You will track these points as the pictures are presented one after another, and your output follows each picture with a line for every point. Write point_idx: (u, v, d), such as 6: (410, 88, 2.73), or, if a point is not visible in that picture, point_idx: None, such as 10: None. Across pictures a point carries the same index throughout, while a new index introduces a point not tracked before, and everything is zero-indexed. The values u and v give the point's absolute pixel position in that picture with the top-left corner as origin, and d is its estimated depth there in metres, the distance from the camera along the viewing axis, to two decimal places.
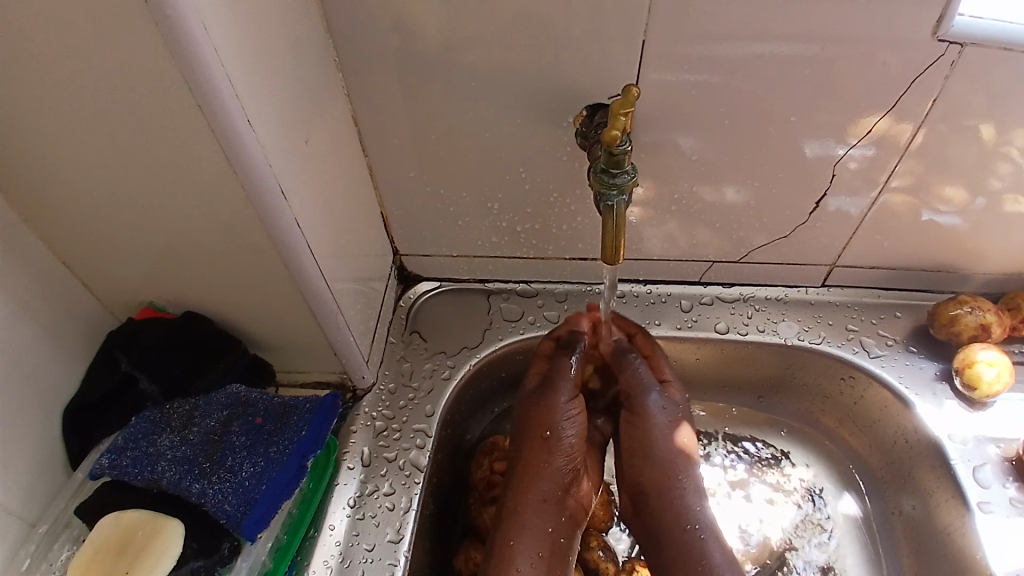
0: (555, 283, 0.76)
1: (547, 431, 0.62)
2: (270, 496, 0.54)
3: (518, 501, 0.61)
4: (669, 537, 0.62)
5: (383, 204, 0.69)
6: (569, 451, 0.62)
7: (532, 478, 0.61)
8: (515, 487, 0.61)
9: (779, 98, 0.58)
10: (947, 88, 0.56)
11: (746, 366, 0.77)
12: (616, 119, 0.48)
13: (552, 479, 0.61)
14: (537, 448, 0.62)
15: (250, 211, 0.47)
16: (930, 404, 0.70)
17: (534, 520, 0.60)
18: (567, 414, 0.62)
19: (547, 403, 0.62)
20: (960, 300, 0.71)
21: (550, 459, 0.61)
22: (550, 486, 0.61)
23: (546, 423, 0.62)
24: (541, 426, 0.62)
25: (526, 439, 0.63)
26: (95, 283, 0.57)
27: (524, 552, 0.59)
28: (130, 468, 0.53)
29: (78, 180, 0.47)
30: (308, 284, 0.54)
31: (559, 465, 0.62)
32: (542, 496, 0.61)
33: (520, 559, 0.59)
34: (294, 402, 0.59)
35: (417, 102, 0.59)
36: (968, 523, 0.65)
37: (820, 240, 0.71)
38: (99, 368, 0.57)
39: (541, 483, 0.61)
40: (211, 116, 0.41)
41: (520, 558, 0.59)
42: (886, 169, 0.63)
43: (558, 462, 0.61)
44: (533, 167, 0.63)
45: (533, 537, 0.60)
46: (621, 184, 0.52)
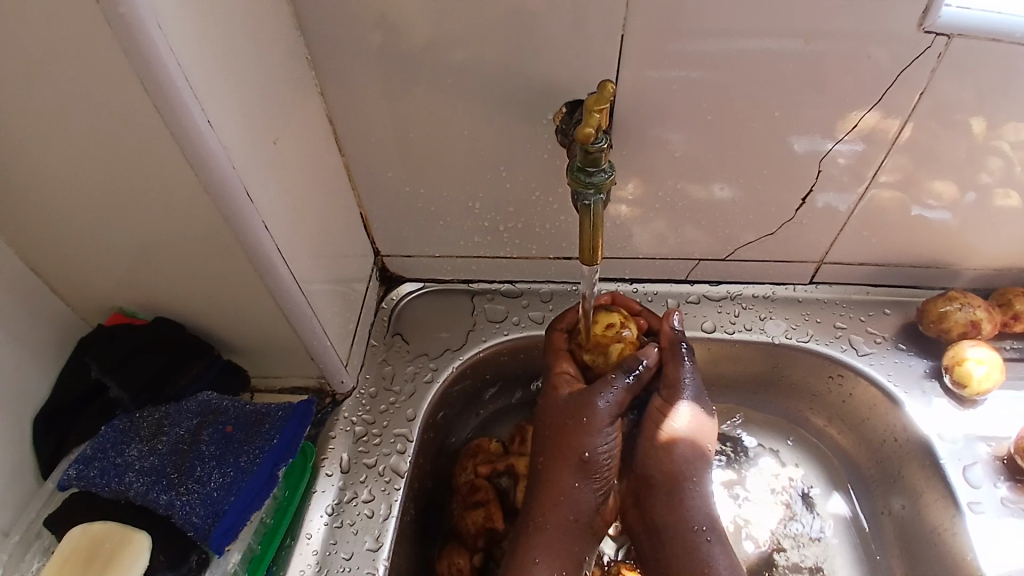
0: (540, 283, 0.75)
1: (580, 450, 0.60)
2: (240, 506, 0.53)
3: (543, 520, 0.60)
4: (678, 546, 0.60)
5: (363, 204, 0.67)
6: (600, 472, 0.61)
7: (560, 499, 0.60)
8: (541, 507, 0.60)
9: (764, 92, 0.56)
10: (934, 81, 0.55)
11: (734, 365, 0.76)
12: (590, 115, 0.47)
13: (580, 500, 0.60)
14: (567, 469, 0.60)
15: (216, 214, 0.46)
16: (919, 403, 0.69)
17: (556, 539, 0.59)
18: (605, 437, 0.60)
19: (581, 422, 0.60)
20: (949, 296, 0.70)
21: (580, 482, 0.60)
22: (579, 506, 0.60)
23: (582, 444, 0.60)
24: (577, 446, 0.60)
25: (557, 458, 0.61)
26: (63, 287, 0.55)
27: (544, 571, 0.58)
28: (97, 479, 0.51)
29: (39, 183, 0.45)
30: (281, 287, 0.52)
31: (588, 486, 0.60)
32: (570, 516, 0.60)
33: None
34: (267, 410, 0.58)
35: (394, 100, 0.58)
36: (959, 524, 0.64)
37: (807, 237, 0.69)
38: (69, 375, 0.56)
39: (567, 504, 0.60)
40: (168, 115, 0.39)
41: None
42: (873, 165, 0.62)
43: (586, 482, 0.60)
44: (514, 165, 0.62)
45: (555, 556, 0.59)
46: (598, 182, 0.50)
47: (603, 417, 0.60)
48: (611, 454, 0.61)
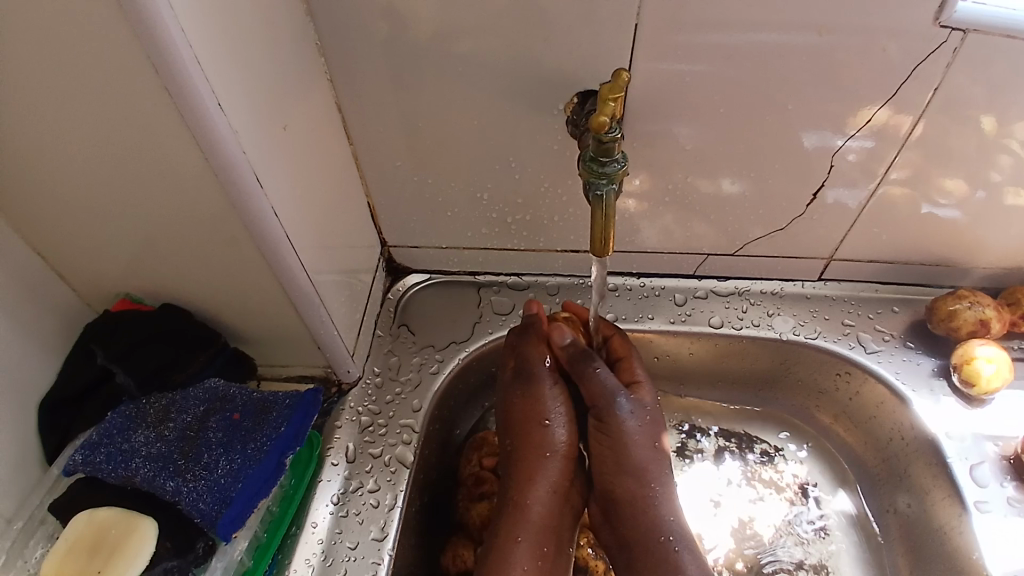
0: (547, 275, 0.75)
1: (539, 419, 0.62)
2: (247, 494, 0.53)
3: (524, 495, 0.60)
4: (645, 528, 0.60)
5: (370, 194, 0.67)
6: (560, 442, 0.62)
7: (532, 472, 0.60)
8: (517, 482, 0.60)
9: (776, 86, 0.56)
10: (948, 77, 0.54)
11: (741, 361, 0.76)
12: (605, 104, 0.46)
13: (552, 474, 0.61)
14: (529, 439, 0.62)
15: (225, 201, 0.45)
16: (927, 401, 0.69)
17: (541, 516, 0.59)
18: (557, 402, 0.62)
19: (533, 394, 0.63)
20: (959, 295, 0.70)
21: (548, 450, 0.61)
22: (553, 478, 0.61)
23: (540, 412, 0.62)
24: (535, 416, 0.62)
25: (521, 433, 0.62)
26: (69, 274, 0.55)
27: (527, 549, 0.58)
28: (104, 465, 0.51)
29: (46, 167, 0.45)
30: (288, 276, 0.52)
31: (556, 457, 0.61)
32: (548, 489, 0.60)
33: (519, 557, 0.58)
34: (273, 398, 0.57)
35: (402, 89, 0.57)
36: (965, 523, 0.64)
37: (817, 233, 0.69)
38: (75, 361, 0.56)
39: (539, 480, 0.60)
40: (178, 98, 0.39)
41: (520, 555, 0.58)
42: (885, 161, 0.61)
43: (553, 454, 0.61)
44: (523, 157, 0.62)
45: (536, 532, 0.59)
46: (611, 173, 0.50)
47: (547, 381, 0.63)
48: (569, 428, 0.62)
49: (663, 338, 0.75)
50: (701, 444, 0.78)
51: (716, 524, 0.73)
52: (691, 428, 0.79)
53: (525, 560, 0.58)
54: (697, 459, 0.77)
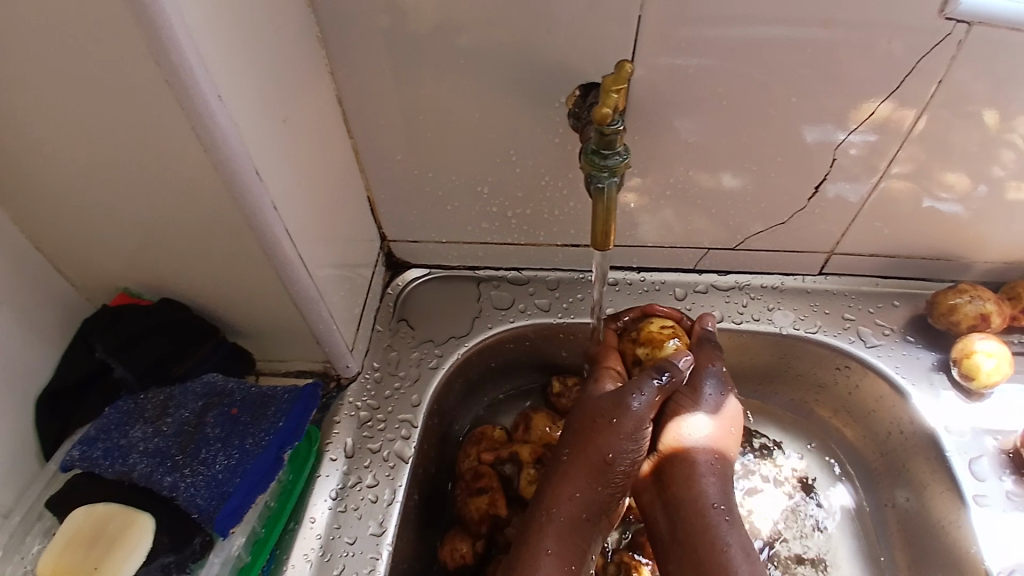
0: (547, 270, 0.74)
1: (613, 433, 0.57)
2: (245, 488, 0.53)
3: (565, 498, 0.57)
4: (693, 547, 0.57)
5: (370, 188, 0.67)
6: (632, 456, 0.57)
7: (586, 481, 0.57)
8: (571, 485, 0.57)
9: (778, 80, 0.55)
10: (952, 71, 0.54)
11: (741, 355, 0.76)
12: (608, 96, 0.46)
13: (601, 486, 0.57)
14: (595, 450, 0.57)
15: (223, 194, 0.45)
16: (927, 395, 0.69)
17: (575, 527, 0.56)
18: (642, 417, 0.57)
19: (614, 403, 0.58)
20: (959, 289, 0.70)
21: (612, 462, 0.57)
22: (608, 488, 0.57)
23: (617, 425, 0.57)
24: (606, 433, 0.57)
25: (588, 437, 0.58)
26: (67, 268, 0.55)
27: (557, 562, 0.55)
28: (102, 460, 0.51)
29: (43, 159, 0.45)
30: (287, 270, 0.52)
31: (620, 469, 0.57)
32: (588, 502, 0.57)
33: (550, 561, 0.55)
34: (272, 393, 0.57)
35: (402, 83, 0.57)
36: (963, 517, 0.64)
37: (818, 227, 0.69)
38: (74, 354, 0.56)
39: (592, 489, 0.57)
40: (178, 90, 0.39)
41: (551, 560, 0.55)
42: (886, 156, 0.61)
43: (619, 465, 0.57)
44: (523, 151, 0.61)
45: (569, 543, 0.56)
46: (612, 166, 0.50)
47: (637, 395, 0.58)
48: (644, 444, 0.58)
49: None
50: None
51: None
52: None
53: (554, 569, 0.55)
54: None
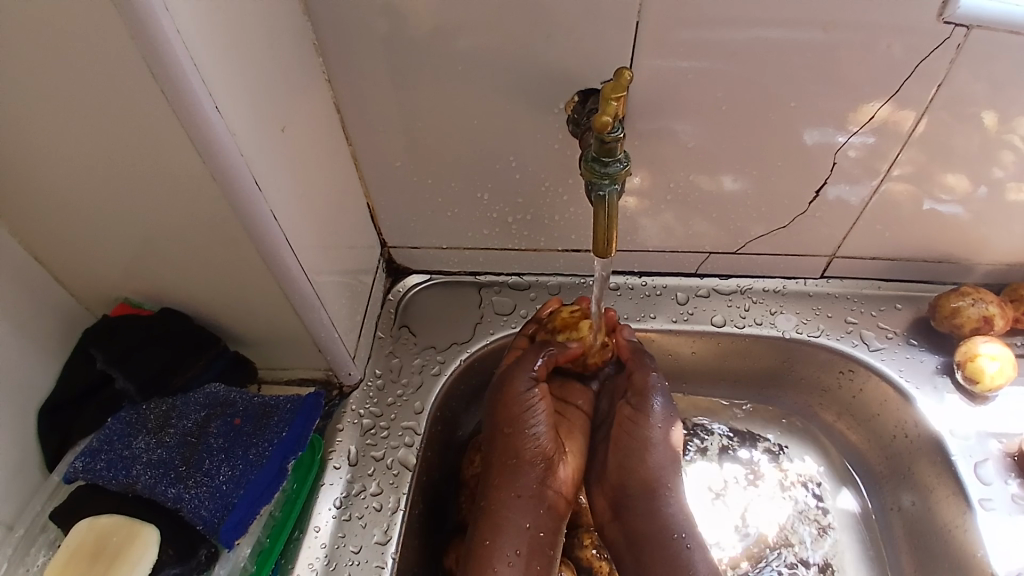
0: (548, 275, 0.74)
1: (519, 424, 0.60)
2: (250, 499, 0.52)
3: (496, 499, 0.60)
4: (658, 559, 0.60)
5: (370, 194, 0.67)
6: (541, 446, 0.60)
7: (508, 477, 0.60)
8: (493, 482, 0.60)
9: (778, 83, 0.55)
10: (951, 73, 0.54)
11: (743, 359, 0.75)
12: (608, 104, 0.45)
13: (528, 477, 0.60)
14: (512, 448, 0.60)
15: (224, 203, 0.45)
16: (931, 398, 0.69)
17: (512, 521, 0.59)
18: (539, 408, 0.60)
19: (512, 398, 0.61)
20: (962, 291, 0.70)
21: (523, 453, 0.60)
22: (526, 483, 0.60)
23: (519, 418, 0.60)
24: (511, 420, 0.61)
25: (502, 436, 0.61)
26: (67, 277, 0.55)
27: (504, 552, 0.58)
28: (105, 472, 0.51)
29: (43, 170, 0.44)
30: (288, 278, 0.52)
31: (534, 462, 0.60)
32: (514, 493, 0.59)
33: (498, 558, 0.58)
34: (274, 402, 0.57)
35: (401, 89, 0.57)
36: (969, 520, 0.63)
37: (819, 231, 0.69)
38: (75, 366, 0.56)
39: (517, 481, 0.60)
40: (176, 102, 0.39)
41: (499, 555, 0.58)
42: (887, 158, 0.61)
43: (532, 457, 0.60)
44: (524, 156, 0.61)
45: (519, 537, 0.59)
46: (613, 173, 0.49)
47: (532, 387, 0.61)
48: (549, 437, 0.60)
49: (665, 337, 0.74)
50: (705, 443, 0.78)
51: (720, 524, 0.73)
52: (694, 427, 0.78)
53: (505, 564, 0.58)
54: (701, 458, 0.77)
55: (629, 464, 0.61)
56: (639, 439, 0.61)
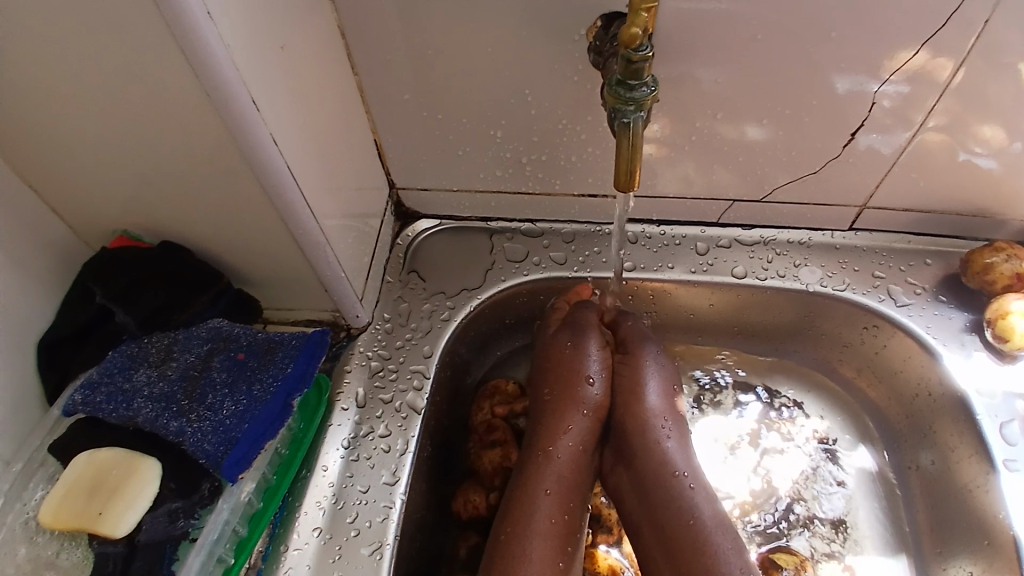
0: (562, 222, 0.71)
1: (581, 375, 0.62)
2: (253, 435, 0.51)
3: (551, 448, 0.59)
4: (663, 502, 0.57)
5: (377, 131, 0.63)
6: (599, 401, 0.62)
7: (565, 424, 0.60)
8: (548, 432, 0.60)
9: (810, 20, 0.51)
10: (997, 13, 0.49)
11: (763, 312, 0.73)
12: (637, 14, 0.42)
13: (585, 428, 0.61)
14: (569, 395, 0.61)
15: (219, 125, 0.42)
16: (957, 356, 0.66)
17: (568, 470, 0.59)
18: (598, 361, 0.62)
19: (573, 352, 0.62)
20: (995, 247, 0.66)
21: (585, 406, 0.61)
22: (585, 436, 0.60)
23: (580, 371, 0.62)
24: (576, 372, 0.62)
25: (561, 388, 0.62)
26: (63, 209, 0.52)
27: (554, 504, 0.57)
28: (105, 404, 0.50)
29: (27, 87, 0.42)
30: (289, 212, 0.49)
31: (589, 416, 0.61)
32: (578, 444, 0.60)
33: (545, 505, 0.57)
34: (280, 338, 0.56)
35: (407, 13, 0.53)
36: (991, 481, 0.61)
37: (850, 180, 0.65)
38: (73, 300, 0.54)
39: (574, 432, 0.60)
40: (164, 5, 0.35)
41: (545, 505, 0.57)
42: (922, 108, 0.57)
43: (591, 414, 0.61)
44: (540, 91, 0.58)
45: (566, 488, 0.58)
46: (639, 98, 0.46)
47: (592, 345, 0.63)
48: (607, 391, 0.62)
49: (682, 288, 0.72)
50: (718, 396, 0.76)
51: (732, 477, 0.72)
52: (709, 380, 0.77)
53: (550, 512, 0.57)
54: (714, 412, 0.75)
55: (624, 402, 0.62)
56: (631, 380, 0.62)
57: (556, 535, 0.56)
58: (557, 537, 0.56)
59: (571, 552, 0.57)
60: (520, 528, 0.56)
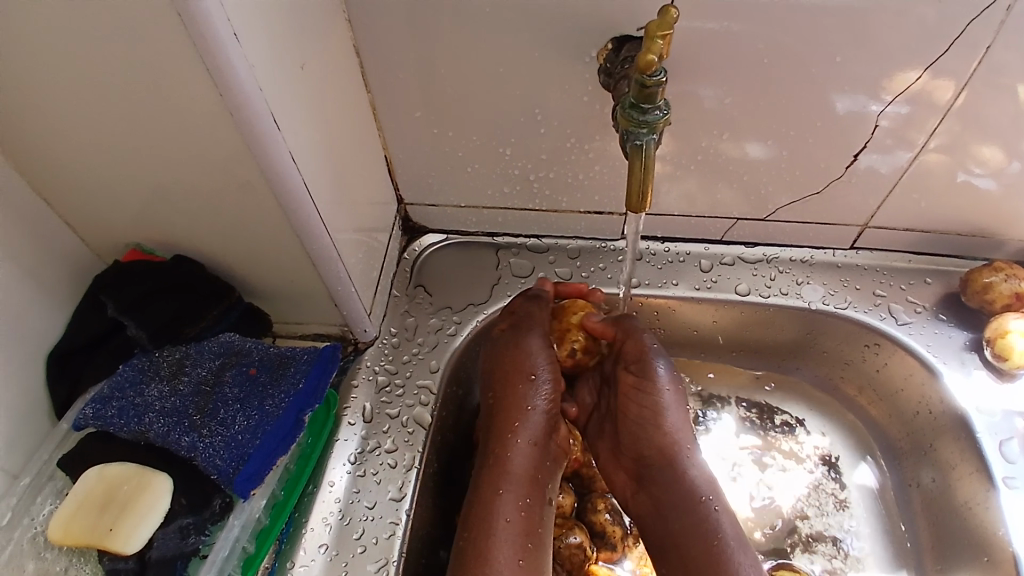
0: (568, 238, 0.72)
1: (528, 372, 0.62)
2: (266, 450, 0.51)
3: (506, 444, 0.59)
4: (687, 515, 0.58)
5: (387, 147, 0.64)
6: (543, 401, 0.61)
7: (515, 427, 0.60)
8: (499, 435, 0.60)
9: (815, 43, 0.52)
10: (998, 39, 0.51)
11: (765, 330, 0.74)
12: (653, 41, 0.43)
13: (529, 424, 0.60)
14: (514, 395, 0.61)
15: (239, 142, 0.43)
16: (957, 375, 0.67)
17: (524, 469, 0.58)
18: (543, 359, 0.62)
19: (518, 349, 0.62)
20: (994, 266, 0.67)
21: (530, 405, 0.61)
22: (535, 430, 0.60)
23: (526, 369, 0.61)
24: (523, 372, 0.61)
25: (506, 388, 0.61)
26: (78, 223, 0.53)
27: (512, 500, 0.57)
28: (115, 419, 0.50)
29: (50, 104, 0.42)
30: (303, 228, 0.50)
31: (538, 412, 0.61)
32: (530, 442, 0.60)
33: (506, 504, 0.57)
34: (291, 353, 0.56)
35: (421, 33, 0.54)
36: (992, 498, 0.62)
37: (852, 199, 0.66)
38: (83, 312, 0.54)
39: (523, 433, 0.60)
40: (191, 26, 0.36)
41: (505, 506, 0.57)
42: (924, 129, 0.58)
43: (539, 407, 0.61)
44: (550, 110, 0.58)
45: (521, 484, 0.58)
46: (652, 121, 0.47)
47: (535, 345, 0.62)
48: (552, 386, 0.62)
49: (686, 305, 0.72)
50: (721, 413, 0.77)
51: (734, 496, 0.72)
52: (712, 398, 0.77)
53: (510, 512, 0.57)
54: (716, 428, 0.76)
55: (641, 429, 0.61)
56: (649, 407, 0.61)
57: (517, 532, 0.56)
58: (517, 536, 0.56)
59: (534, 548, 0.56)
60: (481, 524, 0.56)
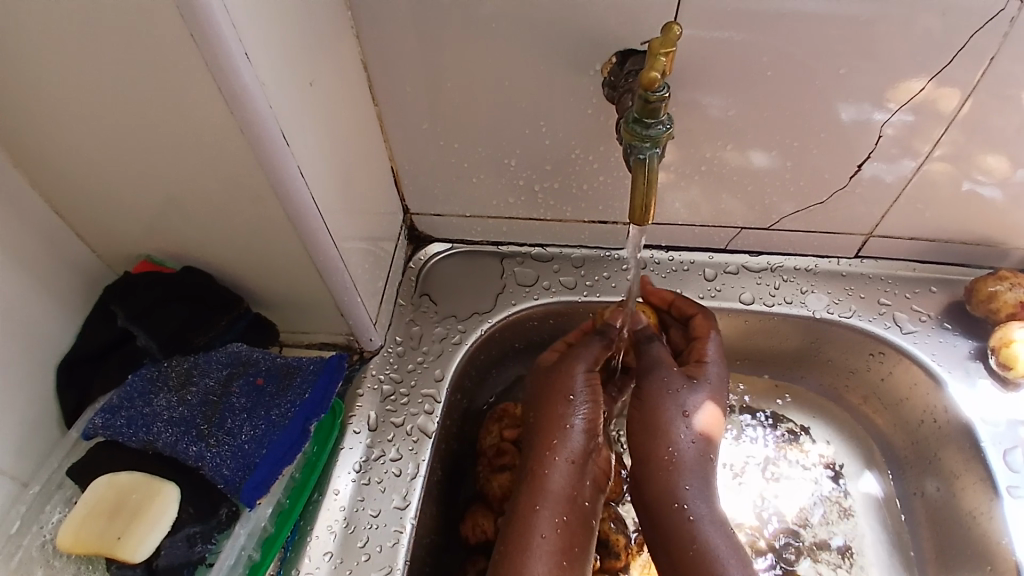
0: (573, 247, 0.72)
1: (571, 394, 0.62)
2: (272, 460, 0.52)
3: (542, 464, 0.60)
4: (669, 525, 0.59)
5: (393, 157, 0.65)
6: (583, 420, 0.61)
7: (553, 445, 0.60)
8: (539, 452, 0.60)
9: (820, 54, 0.52)
10: (1003, 49, 0.51)
11: (769, 338, 0.74)
12: (655, 59, 0.43)
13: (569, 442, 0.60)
14: (554, 414, 0.61)
15: (248, 157, 0.43)
16: (962, 385, 0.67)
17: (561, 489, 0.59)
18: (585, 380, 0.62)
19: (560, 370, 0.63)
20: (999, 276, 0.67)
21: (568, 424, 0.61)
22: (573, 451, 0.60)
23: (565, 389, 0.62)
24: (563, 390, 0.62)
25: (546, 407, 0.62)
26: (89, 234, 0.54)
27: (549, 518, 0.58)
28: (125, 429, 0.51)
29: (63, 118, 0.43)
30: (310, 239, 0.50)
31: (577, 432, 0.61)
32: (568, 461, 0.60)
33: (542, 523, 0.57)
34: (298, 363, 0.57)
35: (428, 46, 0.54)
36: (996, 509, 0.62)
37: (857, 209, 0.66)
38: (95, 322, 0.55)
39: (562, 449, 0.60)
40: (202, 45, 0.37)
41: (542, 523, 0.57)
42: (929, 139, 0.58)
43: (579, 426, 0.61)
44: (554, 121, 0.59)
45: (559, 503, 0.58)
46: (655, 135, 0.47)
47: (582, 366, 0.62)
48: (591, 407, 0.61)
49: None
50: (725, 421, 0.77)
51: (739, 504, 0.72)
52: None
53: (546, 528, 0.57)
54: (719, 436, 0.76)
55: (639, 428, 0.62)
56: (652, 409, 0.62)
57: (555, 549, 0.57)
58: (555, 554, 0.56)
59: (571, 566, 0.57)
60: (516, 542, 0.57)
